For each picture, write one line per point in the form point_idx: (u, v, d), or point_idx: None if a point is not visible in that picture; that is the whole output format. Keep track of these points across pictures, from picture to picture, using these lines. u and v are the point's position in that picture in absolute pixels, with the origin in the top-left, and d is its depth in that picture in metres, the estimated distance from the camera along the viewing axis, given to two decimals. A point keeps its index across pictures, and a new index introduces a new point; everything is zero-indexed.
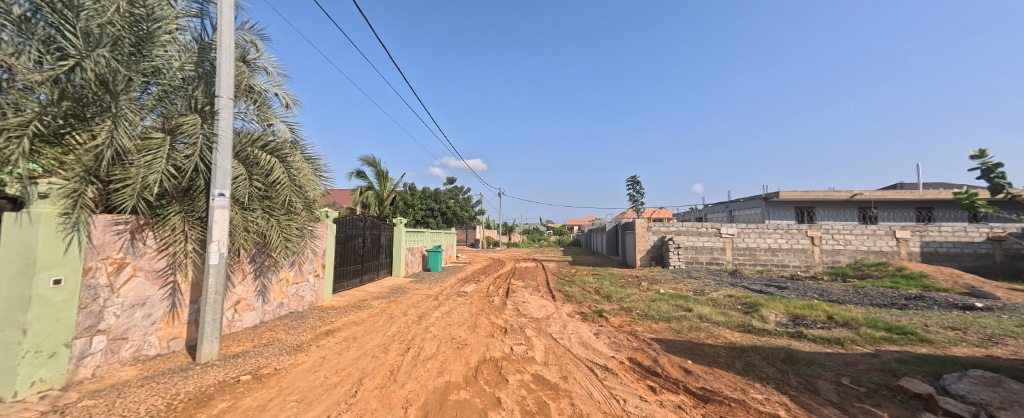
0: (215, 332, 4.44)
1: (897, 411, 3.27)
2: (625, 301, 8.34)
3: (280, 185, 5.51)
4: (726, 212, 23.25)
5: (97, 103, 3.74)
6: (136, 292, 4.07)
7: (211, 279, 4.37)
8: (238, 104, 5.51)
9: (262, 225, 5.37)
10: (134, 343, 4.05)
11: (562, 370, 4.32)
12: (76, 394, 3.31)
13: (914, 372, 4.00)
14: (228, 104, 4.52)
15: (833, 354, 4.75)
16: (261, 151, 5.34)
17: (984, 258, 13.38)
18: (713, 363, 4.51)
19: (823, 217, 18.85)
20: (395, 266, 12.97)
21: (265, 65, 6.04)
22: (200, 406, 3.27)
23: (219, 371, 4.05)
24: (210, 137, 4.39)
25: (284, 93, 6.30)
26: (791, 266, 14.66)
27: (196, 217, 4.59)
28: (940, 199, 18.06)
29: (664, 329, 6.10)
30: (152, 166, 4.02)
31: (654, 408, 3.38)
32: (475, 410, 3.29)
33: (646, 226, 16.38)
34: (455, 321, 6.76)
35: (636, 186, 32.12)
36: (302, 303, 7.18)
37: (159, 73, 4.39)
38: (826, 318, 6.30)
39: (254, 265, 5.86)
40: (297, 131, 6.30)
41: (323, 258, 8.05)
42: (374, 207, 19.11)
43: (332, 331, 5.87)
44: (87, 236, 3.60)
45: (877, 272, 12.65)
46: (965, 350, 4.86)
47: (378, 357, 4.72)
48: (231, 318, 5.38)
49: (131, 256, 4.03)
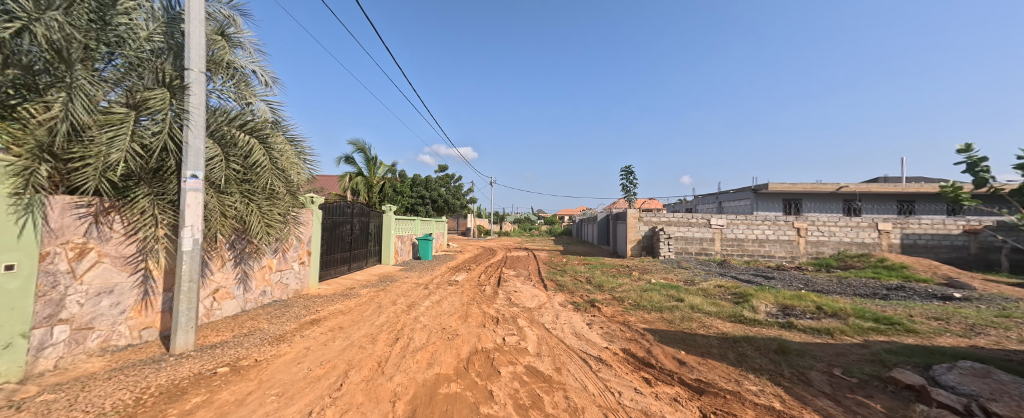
0: (190, 322, 4.20)
1: (890, 402, 3.26)
2: (617, 291, 8.32)
3: (260, 167, 5.24)
4: (715, 203, 23.46)
5: (50, 73, 3.45)
6: (102, 279, 3.81)
7: (185, 266, 4.12)
8: (214, 80, 5.16)
9: (241, 210, 5.10)
10: (101, 333, 3.82)
11: (556, 362, 4.23)
12: (36, 388, 3.07)
13: (904, 362, 4.02)
14: (199, 78, 4.20)
15: (823, 345, 4.76)
16: (238, 130, 5.03)
17: (960, 250, 13.73)
18: (706, 354, 4.49)
19: (809, 209, 19.13)
20: (384, 255, 12.74)
21: (242, 40, 5.66)
22: (172, 401, 3.07)
23: (195, 363, 3.85)
24: (181, 113, 4.10)
25: (263, 70, 5.93)
26: (777, 256, 14.88)
27: (167, 200, 4.30)
28: (921, 192, 18.49)
29: (656, 319, 6.06)
30: (114, 143, 3.72)
31: (650, 401, 3.30)
32: (465, 404, 3.16)
33: (638, 217, 16.37)
34: (445, 311, 6.61)
35: (627, 177, 32.22)
36: (286, 291, 6.94)
37: (124, 44, 4.06)
38: (815, 309, 6.33)
39: (234, 252, 5.59)
40: (279, 111, 6.00)
41: (309, 245, 7.78)
42: (363, 193, 18.83)
43: (317, 321, 5.67)
44: (43, 218, 3.33)
45: (860, 263, 12.92)
46: (950, 340, 4.93)
47: (365, 348, 4.56)
48: (209, 307, 5.14)
49: (95, 241, 3.77)
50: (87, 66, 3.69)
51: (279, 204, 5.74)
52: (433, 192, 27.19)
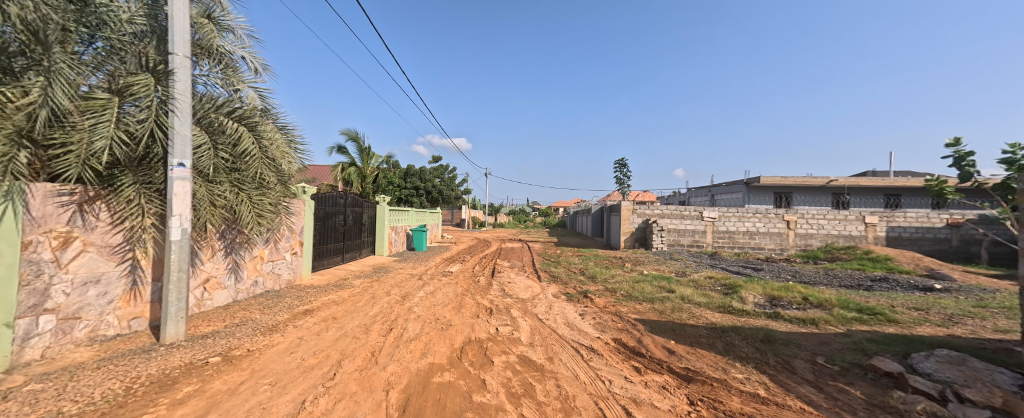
0: (181, 312, 4.17)
1: (869, 389, 3.37)
2: (610, 282, 8.43)
3: (249, 156, 5.15)
4: (709, 196, 23.68)
5: (27, 56, 3.34)
6: (88, 269, 3.76)
7: (173, 256, 4.07)
8: (200, 65, 5.04)
9: (231, 199, 5.04)
10: (89, 322, 3.78)
11: (548, 351, 4.30)
12: (23, 378, 3.04)
13: (884, 351, 4.14)
14: (185, 63, 4.11)
15: (808, 334, 4.89)
16: (226, 118, 4.93)
17: (942, 243, 14.05)
18: (695, 343, 4.57)
19: (799, 202, 19.41)
20: (378, 245, 12.69)
21: (232, 24, 5.50)
22: (163, 390, 3.07)
23: (186, 352, 3.83)
24: (166, 99, 4.02)
25: (253, 56, 5.81)
26: (767, 249, 15.12)
27: (154, 189, 4.24)
28: (908, 186, 18.81)
29: (647, 310, 6.15)
30: (97, 130, 3.65)
31: (639, 389, 3.37)
32: (458, 392, 3.20)
33: (632, 209, 16.48)
34: (439, 301, 6.65)
35: (622, 169, 32.31)
36: (278, 281, 6.92)
37: (103, 26, 3.93)
38: (801, 300, 6.47)
39: (225, 242, 5.54)
40: (268, 99, 5.90)
41: (301, 235, 7.72)
42: (356, 184, 18.74)
43: (310, 311, 5.67)
44: (23, 206, 3.25)
45: (846, 255, 13.18)
46: (929, 329, 5.08)
47: (358, 338, 4.57)
48: (199, 297, 5.10)
49: (80, 230, 3.72)
50: (66, 49, 3.58)
51: (269, 194, 5.69)
52: (427, 183, 27.01)
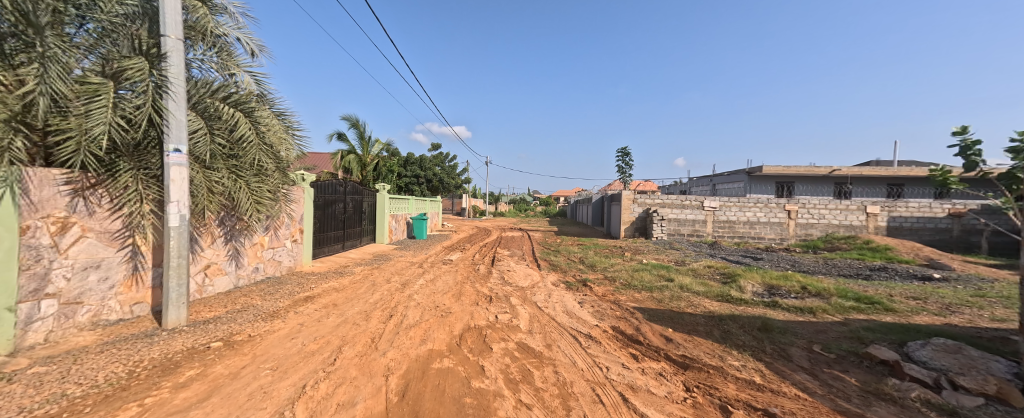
0: (182, 297, 4.20)
1: (865, 376, 3.40)
2: (608, 271, 8.49)
3: (246, 142, 5.11)
4: (710, 186, 23.60)
5: (18, 38, 3.27)
6: (88, 254, 3.77)
7: (172, 242, 4.08)
8: (194, 48, 4.96)
9: (230, 186, 5.02)
10: (91, 307, 3.81)
11: (547, 338, 4.33)
12: (27, 360, 3.08)
13: (880, 339, 4.17)
14: (178, 46, 4.02)
15: (805, 323, 4.92)
16: (222, 103, 4.86)
17: (943, 233, 14.03)
18: (693, 331, 4.60)
19: (800, 191, 19.34)
20: (378, 234, 12.72)
21: (226, 5, 5.38)
22: (166, 374, 3.11)
23: (187, 337, 3.87)
24: (160, 84, 3.95)
25: (247, 38, 5.71)
26: (766, 238, 15.12)
27: (151, 175, 4.22)
28: (911, 176, 18.68)
29: (646, 298, 6.19)
30: (93, 115, 3.62)
31: (636, 376, 3.41)
32: (457, 378, 3.24)
33: (632, 198, 16.46)
34: (439, 289, 6.68)
35: (625, 158, 32.08)
36: (279, 268, 6.96)
37: (93, 6, 3.82)
38: (800, 289, 6.49)
39: (224, 229, 5.53)
40: (264, 83, 5.85)
41: (300, 223, 7.70)
42: (356, 171, 18.72)
43: (311, 298, 5.71)
44: (21, 191, 3.25)
45: (846, 244, 13.19)
46: (926, 318, 5.10)
47: (358, 325, 4.60)
48: (200, 283, 5.13)
49: (79, 216, 3.72)
50: (57, 31, 3.50)
51: (267, 181, 5.68)
52: (427, 172, 26.92)
